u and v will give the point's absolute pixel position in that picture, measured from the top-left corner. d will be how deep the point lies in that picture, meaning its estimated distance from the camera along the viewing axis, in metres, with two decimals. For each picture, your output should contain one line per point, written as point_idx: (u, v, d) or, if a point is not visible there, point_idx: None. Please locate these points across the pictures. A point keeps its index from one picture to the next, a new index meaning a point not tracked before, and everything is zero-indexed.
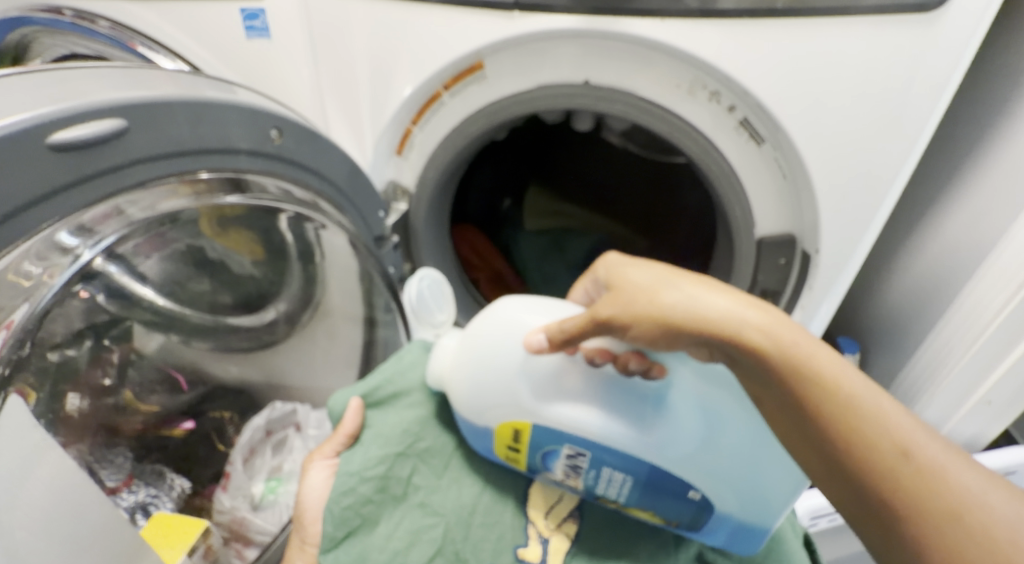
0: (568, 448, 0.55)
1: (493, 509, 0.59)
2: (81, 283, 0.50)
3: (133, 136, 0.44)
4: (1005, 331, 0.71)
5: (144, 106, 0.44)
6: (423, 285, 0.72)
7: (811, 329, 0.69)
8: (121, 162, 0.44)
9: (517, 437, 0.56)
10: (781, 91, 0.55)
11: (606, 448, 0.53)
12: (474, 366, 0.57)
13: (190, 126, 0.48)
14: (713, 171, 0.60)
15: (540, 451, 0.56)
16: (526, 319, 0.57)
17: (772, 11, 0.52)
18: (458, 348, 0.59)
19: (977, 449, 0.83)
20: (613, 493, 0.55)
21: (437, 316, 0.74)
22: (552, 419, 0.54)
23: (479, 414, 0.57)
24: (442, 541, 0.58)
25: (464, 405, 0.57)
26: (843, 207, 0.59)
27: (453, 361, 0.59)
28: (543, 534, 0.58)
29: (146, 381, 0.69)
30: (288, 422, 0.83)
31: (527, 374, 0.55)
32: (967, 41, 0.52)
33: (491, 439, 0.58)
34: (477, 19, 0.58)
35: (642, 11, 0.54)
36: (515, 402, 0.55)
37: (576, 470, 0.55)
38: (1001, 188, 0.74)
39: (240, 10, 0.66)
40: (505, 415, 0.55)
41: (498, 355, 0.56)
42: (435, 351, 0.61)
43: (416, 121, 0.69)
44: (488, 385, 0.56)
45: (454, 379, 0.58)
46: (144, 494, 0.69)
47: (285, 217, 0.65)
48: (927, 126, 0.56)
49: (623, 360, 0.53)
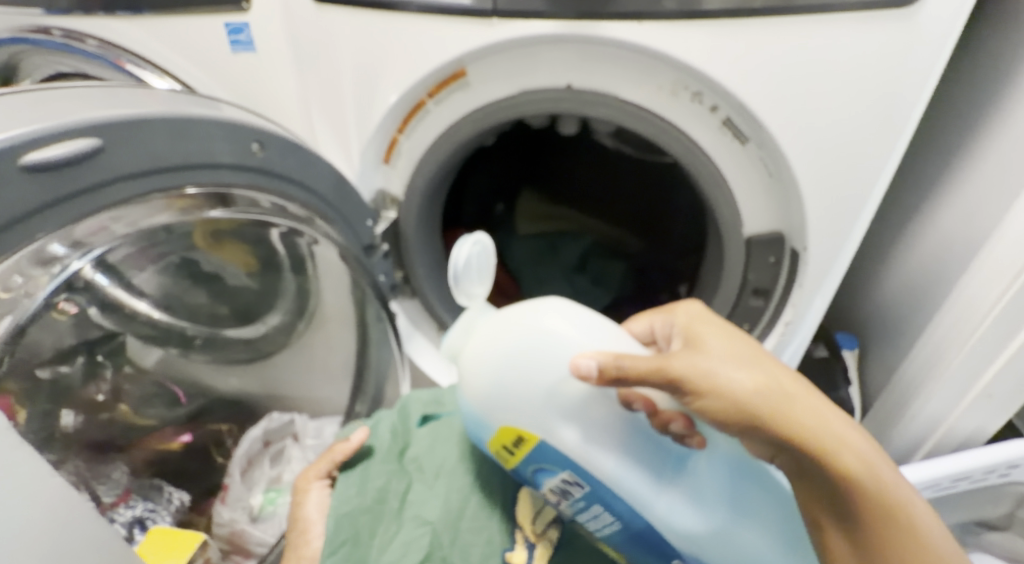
0: (567, 475, 0.51)
1: (481, 513, 0.59)
2: (67, 294, 0.50)
3: (110, 154, 0.44)
4: (1003, 325, 0.71)
5: (122, 123, 0.45)
6: (474, 251, 0.53)
7: (805, 323, 0.69)
8: (99, 181, 0.44)
9: (516, 444, 0.51)
10: (760, 91, 0.55)
11: (608, 492, 0.50)
12: (502, 361, 0.51)
13: (170, 142, 0.48)
14: (699, 172, 0.61)
15: (532, 466, 0.52)
16: (567, 330, 0.51)
17: (749, 11, 0.52)
18: (490, 334, 0.52)
19: (979, 443, 0.83)
20: (593, 525, 0.53)
21: (473, 289, 0.54)
22: (560, 441, 0.50)
23: (483, 416, 0.52)
24: (430, 548, 0.57)
25: (474, 397, 0.52)
26: (827, 204, 0.59)
27: (479, 344, 0.52)
28: (530, 538, 0.58)
29: (145, 395, 0.70)
30: (286, 433, 0.82)
31: (552, 388, 0.50)
32: (947, 33, 0.52)
33: (487, 433, 0.53)
34: (458, 26, 0.58)
35: (620, 14, 0.54)
36: (530, 411, 0.50)
37: (566, 494, 0.52)
38: (994, 179, 0.74)
39: (225, 24, 0.66)
40: (514, 422, 0.51)
41: (532, 359, 0.51)
42: (463, 325, 0.54)
43: (402, 129, 0.69)
44: (512, 385, 0.51)
45: (472, 365, 0.52)
46: (142, 509, 0.68)
47: (276, 232, 0.66)
48: (910, 121, 0.56)
49: (664, 418, 0.50)
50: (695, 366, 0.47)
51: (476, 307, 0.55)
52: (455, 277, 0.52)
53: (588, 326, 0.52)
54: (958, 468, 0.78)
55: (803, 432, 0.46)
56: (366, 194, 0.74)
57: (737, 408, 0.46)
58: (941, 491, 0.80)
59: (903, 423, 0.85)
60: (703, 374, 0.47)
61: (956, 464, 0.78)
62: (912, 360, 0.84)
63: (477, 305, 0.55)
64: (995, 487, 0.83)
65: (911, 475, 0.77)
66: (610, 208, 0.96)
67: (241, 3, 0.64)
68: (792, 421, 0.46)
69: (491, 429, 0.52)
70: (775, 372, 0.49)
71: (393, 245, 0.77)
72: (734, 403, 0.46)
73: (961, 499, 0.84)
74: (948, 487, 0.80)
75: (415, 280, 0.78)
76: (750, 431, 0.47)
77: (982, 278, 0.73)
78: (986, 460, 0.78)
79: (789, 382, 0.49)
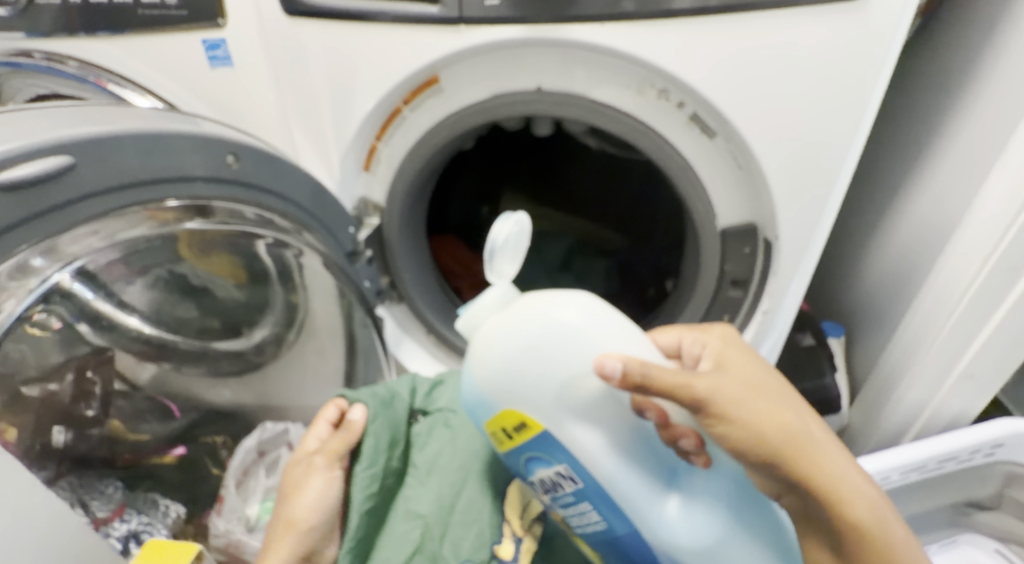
0: (562, 468, 0.51)
1: (470, 508, 0.60)
2: (47, 306, 0.51)
3: (81, 171, 0.45)
4: (978, 307, 0.72)
5: (93, 141, 0.45)
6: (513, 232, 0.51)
7: (782, 310, 0.70)
8: (72, 197, 0.45)
9: (516, 428, 0.51)
10: (722, 85, 0.56)
11: (602, 491, 0.50)
12: (518, 344, 0.50)
13: (142, 157, 0.49)
14: (671, 167, 0.62)
15: (526, 454, 0.52)
16: (590, 331, 0.50)
17: (708, 9, 0.54)
18: (513, 318, 0.51)
19: (963, 424, 0.84)
20: (577, 521, 0.53)
21: (504, 268, 0.53)
22: (564, 436, 0.50)
23: (487, 397, 0.51)
24: (422, 541, 0.58)
25: (483, 374, 0.51)
26: (795, 193, 0.60)
27: (499, 321, 0.52)
28: (518, 533, 0.59)
29: (137, 410, 0.71)
30: (280, 442, 0.82)
31: (562, 381, 0.50)
32: (898, 23, 0.53)
33: (485, 414, 0.52)
34: (426, 34, 0.60)
35: (582, 17, 0.56)
36: (538, 399, 0.50)
37: (556, 486, 0.52)
38: (965, 164, 0.75)
39: (202, 41, 0.67)
40: (518, 408, 0.50)
41: (549, 348, 0.50)
42: (487, 305, 0.53)
43: (380, 137, 0.70)
44: (526, 374, 0.50)
45: (486, 341, 0.52)
46: (137, 522, 0.67)
47: (263, 244, 0.67)
48: (869, 110, 0.57)
49: (675, 433, 0.50)
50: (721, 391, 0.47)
51: (499, 290, 0.53)
52: (490, 254, 0.51)
53: (610, 324, 0.51)
54: (943, 449, 0.79)
55: (811, 466, 0.48)
56: (348, 202, 0.75)
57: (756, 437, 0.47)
58: (928, 473, 0.81)
59: (890, 408, 0.86)
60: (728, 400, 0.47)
61: (940, 445, 0.79)
62: (894, 345, 0.85)
63: (502, 286, 0.53)
64: (980, 467, 0.84)
65: (897, 458, 0.78)
66: (594, 206, 0.97)
67: (216, 19, 0.65)
68: (800, 455, 0.48)
69: (492, 410, 0.52)
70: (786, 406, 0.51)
71: (377, 251, 0.78)
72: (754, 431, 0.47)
73: (949, 481, 0.85)
74: (935, 468, 0.81)
75: (400, 285, 0.80)
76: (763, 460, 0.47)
77: (955, 262, 0.74)
78: (968, 440, 0.79)
79: (797, 417, 0.51)
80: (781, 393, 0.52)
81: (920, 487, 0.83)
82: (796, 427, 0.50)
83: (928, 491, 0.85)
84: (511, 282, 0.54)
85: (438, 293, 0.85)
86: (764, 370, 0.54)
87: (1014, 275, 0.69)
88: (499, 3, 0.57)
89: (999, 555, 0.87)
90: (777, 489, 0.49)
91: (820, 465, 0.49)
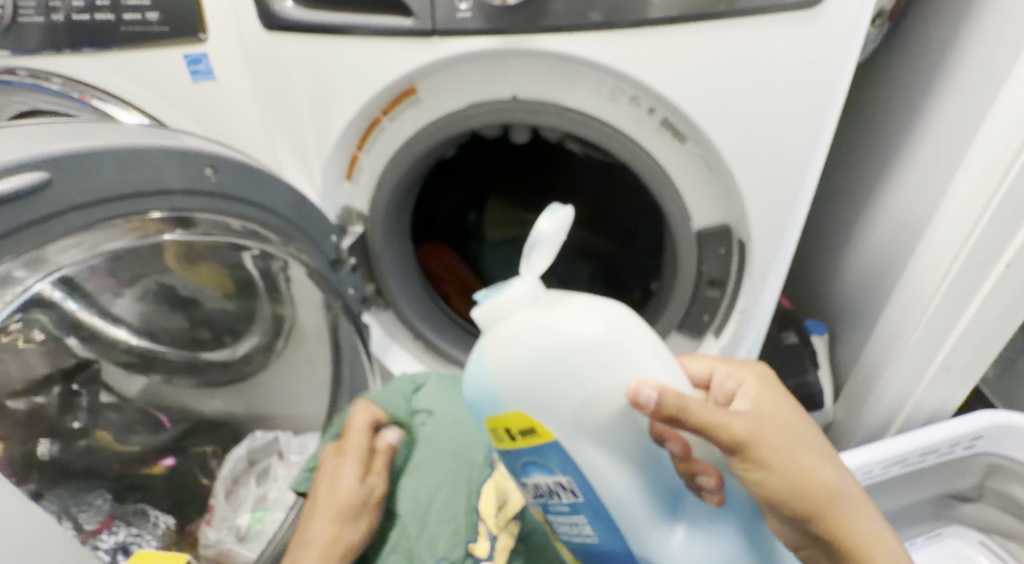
0: (565, 480, 0.47)
1: (447, 509, 0.70)
2: (31, 313, 0.52)
3: (59, 188, 0.46)
4: (950, 303, 0.74)
5: (71, 156, 0.46)
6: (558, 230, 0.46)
7: (759, 309, 0.71)
8: (50, 212, 0.46)
9: (522, 433, 0.46)
10: (687, 90, 0.58)
11: (603, 509, 0.47)
12: (546, 351, 0.45)
13: (120, 172, 0.50)
14: (643, 170, 0.65)
15: (524, 458, 0.48)
16: (624, 352, 0.46)
17: (672, 19, 0.55)
18: (542, 320, 0.45)
19: (943, 417, 0.86)
20: (566, 530, 0.50)
21: (537, 265, 0.46)
22: (575, 453, 0.46)
23: (499, 397, 0.46)
24: (399, 539, 0.68)
25: (498, 374, 0.46)
26: (764, 193, 0.62)
27: (528, 320, 0.45)
28: (492, 531, 0.65)
29: (126, 422, 0.72)
30: (271, 450, 0.85)
31: (585, 398, 0.45)
32: (854, 27, 0.55)
33: (491, 410, 0.47)
34: (400, 46, 0.61)
35: (551, 28, 0.57)
36: (558, 411, 0.45)
37: (555, 493, 0.49)
38: (934, 163, 0.77)
39: (184, 56, 0.68)
40: (531, 413, 0.45)
41: (579, 361, 0.45)
42: (514, 300, 0.46)
43: (361, 146, 0.71)
44: (549, 383, 0.45)
45: (507, 338, 0.46)
46: (125, 533, 0.69)
47: (248, 256, 0.68)
48: (831, 112, 0.59)
49: (695, 469, 0.47)
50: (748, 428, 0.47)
51: (524, 284, 0.46)
52: (531, 245, 0.45)
53: (644, 343, 0.47)
54: (922, 443, 0.80)
55: (828, 508, 0.48)
56: (331, 212, 0.76)
57: (779, 474, 0.46)
58: (910, 467, 0.83)
59: (871, 403, 0.87)
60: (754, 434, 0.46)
61: (920, 439, 0.80)
62: (874, 341, 0.87)
63: (529, 279, 0.46)
64: (962, 460, 0.85)
65: (878, 452, 0.79)
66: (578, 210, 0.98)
67: (198, 33, 0.66)
68: (819, 497, 0.48)
69: (498, 410, 0.46)
70: (824, 457, 0.50)
71: (362, 259, 0.79)
72: (777, 467, 0.46)
73: (933, 474, 0.86)
74: (916, 462, 0.83)
75: (386, 291, 0.81)
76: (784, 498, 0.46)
77: (927, 259, 0.76)
78: (949, 433, 0.81)
79: (821, 460, 0.50)
80: (816, 442, 0.52)
81: (903, 480, 0.84)
82: (818, 469, 0.49)
83: (912, 485, 0.86)
84: (537, 276, 0.47)
85: (425, 299, 0.86)
86: (802, 416, 0.54)
87: (982, 270, 0.70)
88: (470, 16, 0.58)
89: (982, 546, 0.88)
90: (800, 541, 0.49)
91: (837, 510, 0.48)
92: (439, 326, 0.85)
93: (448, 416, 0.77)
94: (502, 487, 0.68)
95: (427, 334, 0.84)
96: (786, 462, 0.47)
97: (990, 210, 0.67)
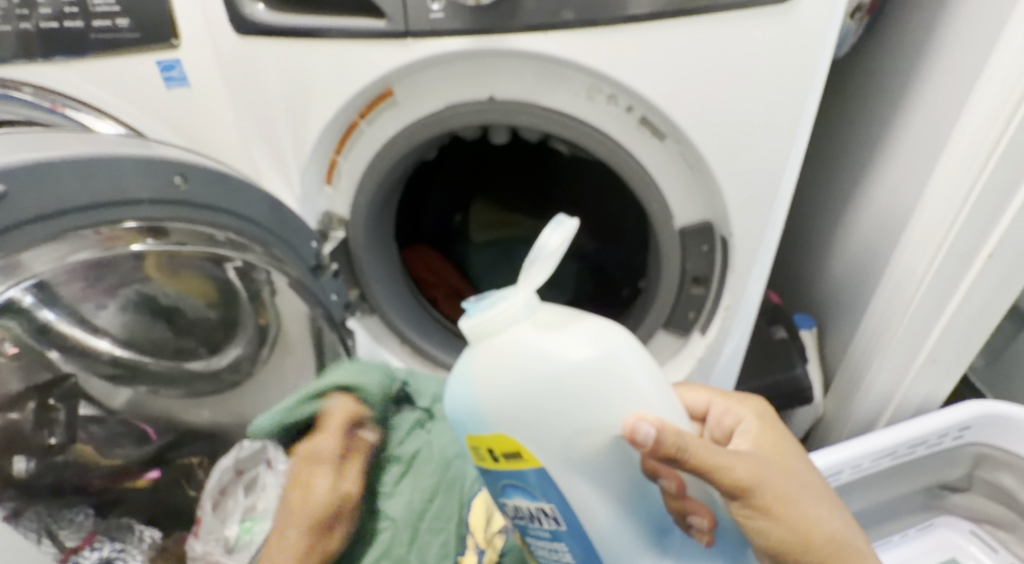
0: (548, 507, 0.46)
1: (439, 518, 0.70)
2: None
3: (14, 199, 0.45)
4: (934, 295, 0.74)
5: (32, 166, 0.46)
6: (561, 247, 0.45)
7: (742, 307, 0.71)
8: (12, 223, 0.46)
9: (506, 455, 0.45)
10: (663, 87, 0.57)
11: (586, 538, 0.46)
12: (541, 376, 0.43)
13: (82, 183, 0.49)
14: (624, 170, 0.65)
15: (504, 480, 0.47)
16: (627, 382, 0.45)
17: (646, 17, 0.55)
18: (538, 343, 0.44)
19: (931, 408, 0.86)
20: (545, 554, 0.49)
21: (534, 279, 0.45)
22: (561, 481, 0.45)
23: (485, 414, 0.44)
24: (391, 542, 0.68)
25: (486, 392, 0.44)
26: (745, 190, 0.62)
27: (523, 340, 0.44)
28: (480, 545, 0.65)
29: (112, 435, 0.72)
30: (259, 459, 0.81)
31: (577, 429, 0.44)
32: (826, 22, 0.55)
33: (474, 430, 0.45)
34: (374, 48, 0.60)
35: (525, 27, 0.57)
36: (550, 439, 0.44)
37: (536, 517, 0.47)
38: (915, 156, 0.77)
39: (157, 63, 0.67)
40: (517, 437, 0.44)
41: (578, 393, 0.44)
42: (508, 315, 0.44)
43: (340, 150, 0.71)
44: (543, 410, 0.44)
45: (500, 354, 0.44)
46: (109, 549, 0.70)
47: (231, 269, 0.68)
48: (807, 107, 0.59)
49: (688, 509, 0.47)
50: (747, 469, 0.46)
51: (520, 297, 0.45)
52: (533, 256, 0.45)
53: (645, 378, 0.46)
54: (911, 435, 0.80)
55: (824, 554, 0.48)
56: (312, 217, 0.75)
57: (774, 520, 0.47)
58: (899, 458, 0.83)
59: (860, 397, 0.87)
60: (753, 476, 0.46)
61: (908, 431, 0.80)
62: (860, 334, 0.87)
63: (523, 294, 0.45)
64: (951, 450, 0.85)
65: (868, 444, 0.79)
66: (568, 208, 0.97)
67: (170, 40, 0.65)
68: (817, 544, 0.48)
69: (483, 430, 0.45)
70: (829, 504, 0.51)
71: (345, 264, 0.79)
72: (773, 511, 0.47)
73: (923, 466, 0.86)
74: (906, 454, 0.82)
75: (370, 296, 0.80)
76: (777, 543, 0.47)
77: (909, 253, 0.76)
78: (939, 423, 0.80)
79: (824, 506, 0.50)
80: (821, 485, 0.52)
81: (893, 473, 0.84)
82: (817, 513, 0.49)
83: (902, 478, 0.86)
84: (534, 289, 0.45)
85: (411, 302, 0.86)
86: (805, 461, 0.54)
87: (963, 260, 0.71)
88: (444, 16, 0.58)
89: (972, 535, 0.89)
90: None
91: (838, 560, 0.48)
92: (424, 330, 0.85)
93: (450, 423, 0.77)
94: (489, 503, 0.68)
95: (413, 338, 0.83)
96: (784, 506, 0.47)
97: (970, 201, 0.67)
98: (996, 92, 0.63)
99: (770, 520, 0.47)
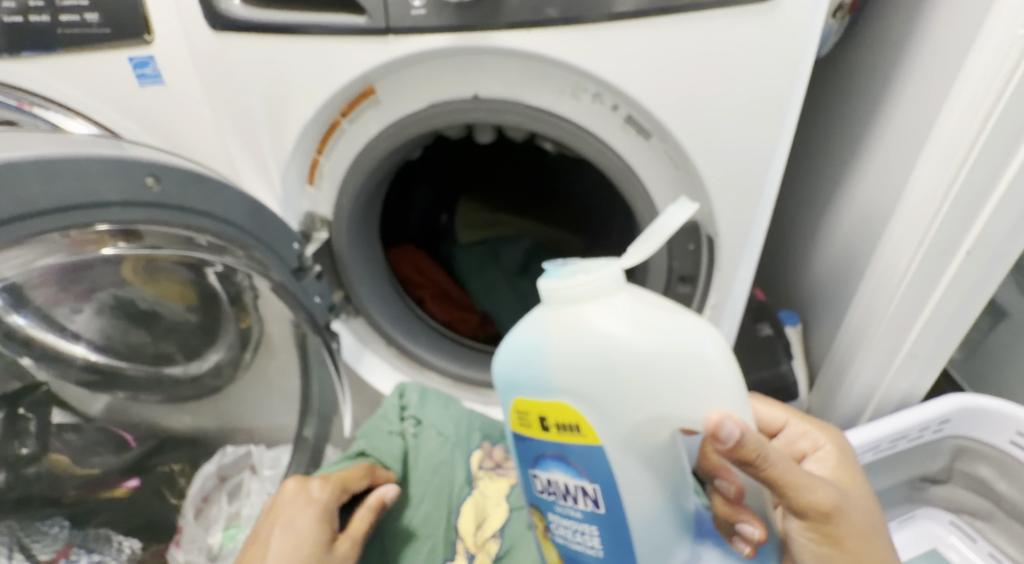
0: (590, 487, 0.47)
1: (427, 524, 0.71)
2: None
3: None
4: (914, 291, 0.74)
5: None
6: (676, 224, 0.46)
7: (730, 303, 0.71)
8: None
9: (559, 425, 0.46)
10: (648, 84, 0.57)
11: (622, 524, 0.47)
12: (617, 357, 0.43)
13: (44, 185, 0.47)
14: (610, 169, 0.64)
15: (545, 451, 0.48)
16: (711, 385, 0.44)
17: (630, 14, 0.54)
18: (621, 323, 0.43)
19: (913, 403, 0.86)
20: (566, 534, 0.49)
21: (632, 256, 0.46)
22: (614, 462, 0.45)
23: (549, 381, 0.45)
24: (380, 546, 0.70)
25: (558, 361, 0.45)
26: (726, 188, 0.61)
27: (607, 317, 0.44)
28: (470, 550, 0.70)
29: (89, 444, 0.70)
30: (242, 466, 0.82)
31: (643, 417, 0.44)
32: (810, 19, 0.54)
33: (535, 394, 0.46)
34: (353, 45, 0.59)
35: (506, 24, 0.56)
36: (612, 419, 0.45)
37: (572, 495, 0.48)
38: (897, 153, 0.77)
39: (130, 59, 0.65)
40: (580, 408, 0.45)
41: (652, 385, 0.43)
42: (598, 287, 0.44)
43: (321, 150, 0.70)
44: (613, 391, 0.44)
45: (577, 324, 0.44)
46: (86, 561, 0.71)
47: (212, 273, 0.66)
48: (792, 105, 0.58)
49: (737, 517, 0.49)
50: (829, 494, 0.47)
51: (610, 273, 0.44)
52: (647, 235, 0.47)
53: (731, 381, 0.45)
54: (895, 429, 0.80)
55: None
56: (294, 219, 0.74)
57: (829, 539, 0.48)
58: (882, 452, 0.83)
59: (843, 392, 0.87)
60: (834, 503, 0.47)
61: (892, 425, 0.80)
62: (844, 330, 0.87)
63: (613, 271, 0.44)
64: (933, 444, 0.86)
65: (851, 439, 0.78)
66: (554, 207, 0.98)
67: (143, 36, 0.63)
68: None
69: (541, 396, 0.46)
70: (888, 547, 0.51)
71: (328, 265, 0.77)
72: (839, 538, 0.48)
73: (905, 460, 0.86)
74: (889, 448, 0.82)
75: (355, 298, 0.79)
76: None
77: (891, 249, 0.76)
78: (919, 418, 0.81)
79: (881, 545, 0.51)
80: (884, 526, 0.52)
81: (877, 467, 0.85)
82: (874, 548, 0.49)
83: (886, 472, 0.86)
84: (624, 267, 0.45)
85: (396, 302, 0.85)
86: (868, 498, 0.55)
87: (943, 258, 0.71)
88: (425, 13, 0.57)
89: (953, 526, 0.90)
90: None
91: None
92: (410, 330, 0.84)
93: (435, 430, 0.76)
94: (480, 505, 0.73)
95: (401, 340, 0.81)
96: (844, 529, 0.48)
97: (948, 199, 0.67)
98: (975, 89, 0.64)
99: (832, 546, 0.48)
